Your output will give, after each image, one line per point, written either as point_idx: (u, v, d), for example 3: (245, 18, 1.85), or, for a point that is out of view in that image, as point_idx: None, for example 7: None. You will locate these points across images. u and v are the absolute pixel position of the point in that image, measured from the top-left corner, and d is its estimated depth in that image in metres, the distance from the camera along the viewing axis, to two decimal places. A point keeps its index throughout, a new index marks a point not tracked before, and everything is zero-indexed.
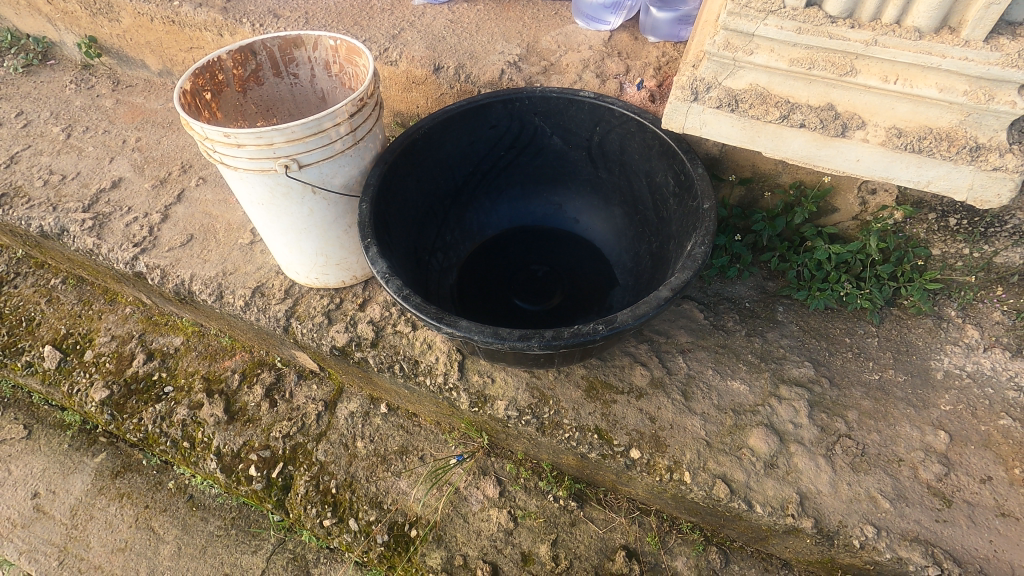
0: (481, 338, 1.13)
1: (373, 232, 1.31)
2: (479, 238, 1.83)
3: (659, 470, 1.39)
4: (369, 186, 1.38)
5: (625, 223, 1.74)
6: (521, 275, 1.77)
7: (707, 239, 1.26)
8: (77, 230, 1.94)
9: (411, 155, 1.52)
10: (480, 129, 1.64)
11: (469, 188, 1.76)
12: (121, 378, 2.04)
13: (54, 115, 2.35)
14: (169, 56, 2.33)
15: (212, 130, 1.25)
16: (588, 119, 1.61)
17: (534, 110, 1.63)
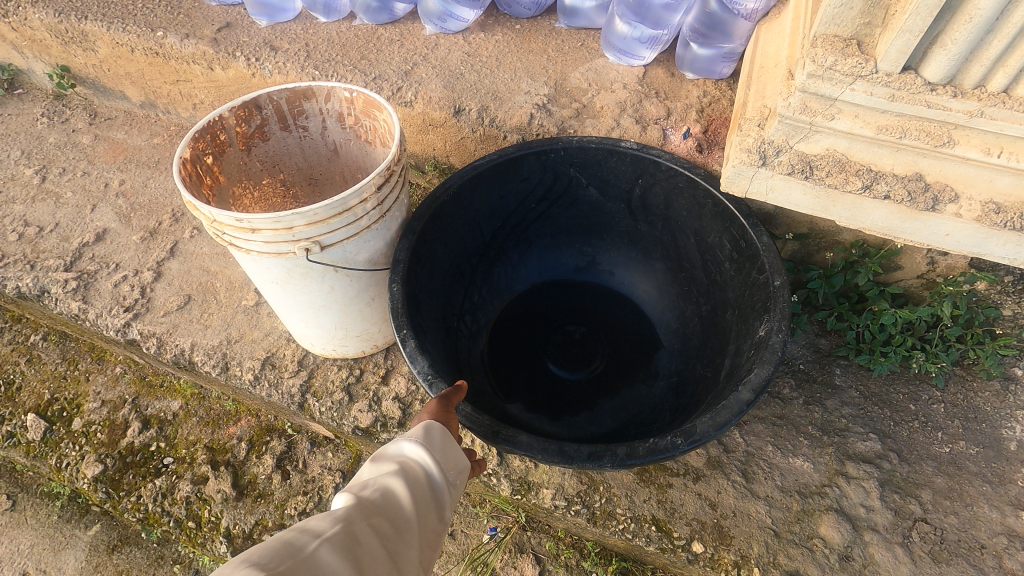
0: (544, 458, 0.99)
1: (408, 321, 1.14)
2: (508, 295, 1.69)
3: (724, 566, 1.28)
4: (399, 264, 1.21)
5: (668, 280, 1.62)
6: (556, 336, 1.63)
7: (784, 324, 1.12)
8: (60, 292, 1.75)
9: (439, 219, 1.35)
10: (512, 183, 1.48)
11: (498, 243, 1.61)
12: (115, 450, 1.87)
13: (25, 155, 2.14)
14: (152, 88, 2.13)
15: (221, 214, 1.08)
16: (630, 171, 1.46)
17: (570, 161, 1.47)
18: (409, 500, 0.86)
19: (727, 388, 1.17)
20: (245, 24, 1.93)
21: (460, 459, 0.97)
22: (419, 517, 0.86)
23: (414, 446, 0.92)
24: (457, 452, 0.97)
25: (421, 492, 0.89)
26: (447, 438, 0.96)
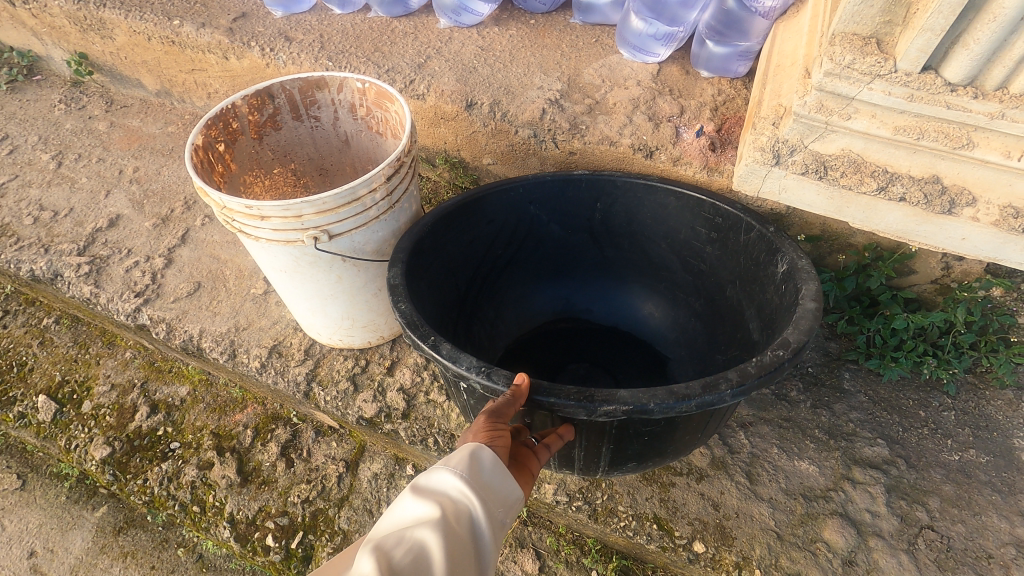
0: (659, 405, 0.93)
1: (432, 329, 1.05)
2: (493, 355, 1.56)
3: (726, 567, 1.27)
4: (399, 287, 1.12)
5: (650, 297, 1.62)
6: (563, 381, 1.54)
7: (800, 251, 1.16)
8: (72, 276, 1.78)
9: (422, 256, 1.27)
10: (479, 226, 1.42)
11: (472, 295, 1.50)
12: (123, 433, 1.89)
13: (42, 140, 2.16)
14: (168, 76, 2.14)
15: (232, 201, 1.09)
16: (588, 198, 1.47)
17: (529, 197, 1.45)
18: (449, 549, 0.79)
19: (776, 331, 1.15)
20: (261, 15, 1.94)
21: (505, 489, 0.91)
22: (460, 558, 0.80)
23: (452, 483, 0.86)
24: (502, 482, 0.90)
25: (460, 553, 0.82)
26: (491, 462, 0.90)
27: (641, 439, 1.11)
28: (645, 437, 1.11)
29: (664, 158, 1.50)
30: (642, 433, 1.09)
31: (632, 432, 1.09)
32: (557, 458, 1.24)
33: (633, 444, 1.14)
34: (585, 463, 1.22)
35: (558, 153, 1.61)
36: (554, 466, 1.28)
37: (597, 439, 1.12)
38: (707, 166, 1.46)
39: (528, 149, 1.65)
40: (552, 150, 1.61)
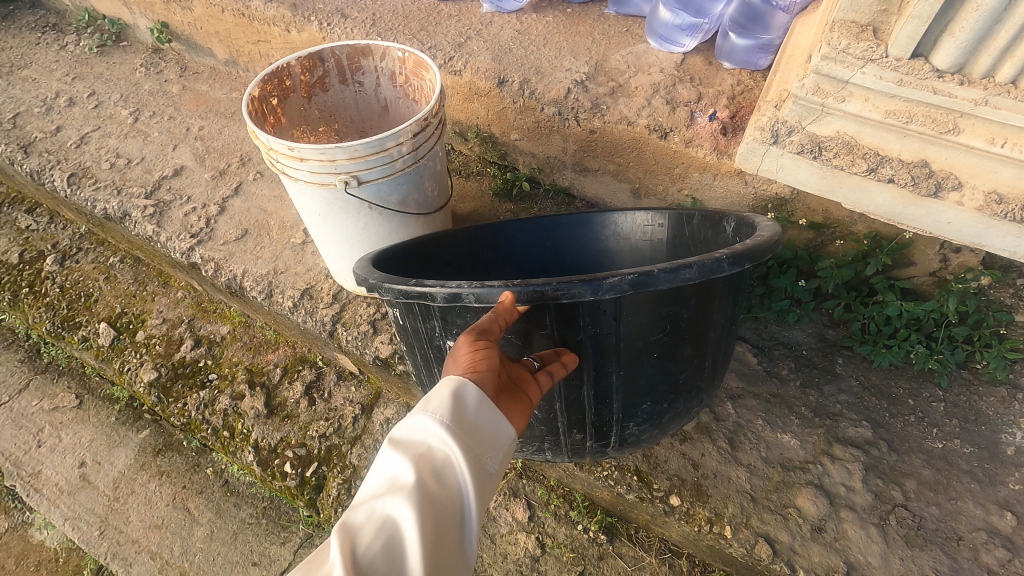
0: (665, 271, 0.91)
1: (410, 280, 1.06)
2: None
3: (698, 521, 1.36)
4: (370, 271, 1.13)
5: None
6: None
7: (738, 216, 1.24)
8: (139, 216, 2.00)
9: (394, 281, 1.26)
10: (438, 269, 1.43)
11: None
12: (169, 361, 2.10)
13: (123, 98, 2.42)
14: (236, 46, 2.36)
15: (277, 142, 1.25)
16: (538, 239, 1.52)
17: (482, 242, 1.50)
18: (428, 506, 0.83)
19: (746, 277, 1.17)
20: None
21: (489, 428, 0.92)
22: (443, 512, 0.84)
23: (433, 437, 0.88)
24: (486, 422, 0.91)
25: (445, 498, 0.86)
26: (474, 404, 0.90)
27: (651, 360, 1.11)
28: (654, 357, 1.11)
29: (677, 140, 1.59)
30: (650, 348, 1.09)
31: (636, 351, 1.09)
32: (567, 415, 1.21)
33: (643, 371, 1.13)
34: (598, 412, 1.19)
35: (579, 131, 1.72)
36: (563, 433, 1.25)
37: (604, 368, 1.11)
38: (717, 149, 1.54)
39: (553, 126, 1.76)
40: (574, 128, 1.72)
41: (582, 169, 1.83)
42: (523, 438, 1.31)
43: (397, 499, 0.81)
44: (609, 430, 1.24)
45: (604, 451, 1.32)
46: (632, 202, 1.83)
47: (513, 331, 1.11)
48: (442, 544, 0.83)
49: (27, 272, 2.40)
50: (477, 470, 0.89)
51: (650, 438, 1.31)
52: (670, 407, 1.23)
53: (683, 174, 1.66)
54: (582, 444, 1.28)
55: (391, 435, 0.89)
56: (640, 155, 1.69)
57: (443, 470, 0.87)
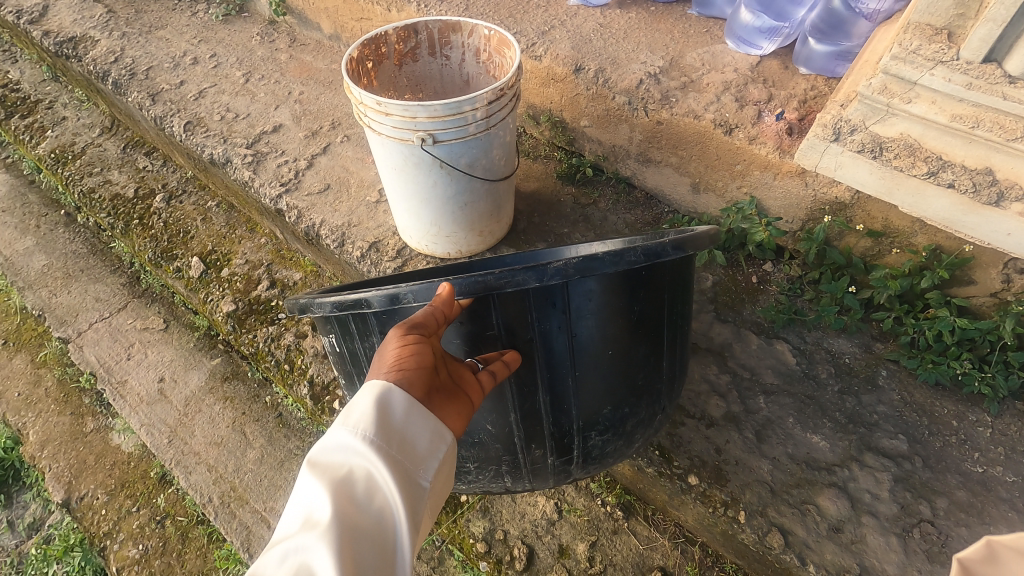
0: (609, 254, 0.99)
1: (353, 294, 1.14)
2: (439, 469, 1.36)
3: (713, 502, 1.39)
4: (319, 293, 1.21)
5: None
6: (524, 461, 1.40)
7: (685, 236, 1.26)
8: (239, 163, 2.23)
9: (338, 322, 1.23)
10: None
11: None
12: (247, 297, 2.32)
13: (239, 61, 2.69)
14: (341, 23, 2.59)
15: (368, 96, 1.40)
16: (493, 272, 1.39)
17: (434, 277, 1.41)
18: (355, 527, 0.85)
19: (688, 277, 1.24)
20: None
21: (416, 436, 0.95)
22: (371, 534, 0.86)
23: (357, 454, 0.89)
24: (411, 430, 0.94)
25: (373, 513, 0.88)
26: (397, 413, 0.93)
27: (606, 358, 1.15)
28: (610, 354, 1.15)
29: (741, 136, 1.63)
30: (607, 344, 1.14)
31: (591, 351, 1.13)
32: (524, 431, 1.20)
33: (599, 371, 1.16)
34: (557, 423, 1.20)
35: (647, 122, 1.79)
36: (522, 450, 1.23)
37: (560, 370, 1.14)
38: (780, 148, 1.58)
39: (621, 115, 1.84)
40: (642, 118, 1.79)
41: (645, 159, 1.89)
42: (478, 463, 1.28)
43: (319, 525, 0.82)
44: (570, 443, 1.23)
45: (567, 469, 1.31)
46: (691, 196, 1.87)
47: (459, 336, 1.12)
48: (375, 561, 0.85)
49: (139, 206, 2.70)
50: (404, 479, 0.92)
51: (614, 453, 1.31)
52: (632, 414, 1.25)
53: (743, 171, 1.69)
54: (542, 463, 1.27)
55: (309, 460, 0.89)
56: (704, 149, 1.74)
57: (369, 483, 0.89)
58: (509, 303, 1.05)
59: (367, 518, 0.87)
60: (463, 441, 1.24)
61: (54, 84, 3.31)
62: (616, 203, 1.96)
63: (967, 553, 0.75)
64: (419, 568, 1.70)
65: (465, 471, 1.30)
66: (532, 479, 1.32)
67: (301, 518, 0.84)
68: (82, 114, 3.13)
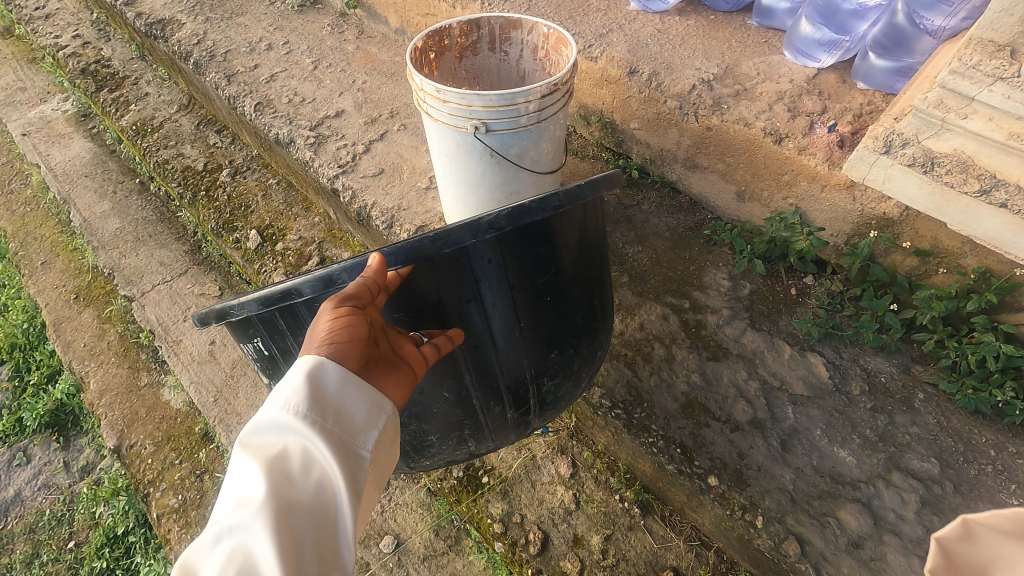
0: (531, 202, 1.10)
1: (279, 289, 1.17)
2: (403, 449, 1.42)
3: (731, 504, 1.40)
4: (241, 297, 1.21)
5: None
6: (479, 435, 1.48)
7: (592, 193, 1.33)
8: (302, 144, 2.37)
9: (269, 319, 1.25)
10: None
11: None
12: (297, 271, 2.44)
13: (309, 49, 2.84)
14: (407, 18, 2.71)
15: (427, 84, 1.48)
16: None
17: None
18: (292, 503, 0.91)
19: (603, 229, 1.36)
20: None
21: (350, 407, 1.00)
22: (310, 508, 0.92)
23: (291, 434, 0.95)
24: (345, 402, 0.99)
25: (311, 485, 0.94)
26: (328, 387, 0.97)
27: (546, 303, 1.29)
28: (548, 301, 1.29)
29: (790, 146, 1.63)
30: (543, 292, 1.27)
31: (531, 300, 1.26)
32: (480, 390, 1.33)
33: (540, 318, 1.30)
34: (510, 375, 1.33)
35: (696, 127, 1.81)
36: (480, 408, 1.36)
37: (507, 324, 1.26)
38: (829, 160, 1.58)
39: (672, 119, 1.86)
40: (692, 123, 1.81)
41: (692, 165, 1.91)
42: (441, 434, 1.38)
43: (254, 503, 0.88)
44: (527, 395, 1.38)
45: (526, 421, 1.45)
46: (735, 204, 1.88)
47: (403, 308, 1.21)
48: (314, 529, 0.91)
49: (207, 179, 2.87)
50: (340, 448, 0.97)
51: (565, 395, 1.47)
52: (576, 354, 1.40)
53: (791, 182, 1.70)
54: (503, 419, 1.40)
55: (243, 442, 0.94)
56: (752, 157, 1.74)
57: (306, 457, 0.95)
58: (442, 267, 1.14)
59: (304, 492, 0.93)
60: (419, 415, 1.34)
61: (141, 62, 3.56)
62: (659, 206, 1.98)
63: (945, 533, 0.76)
64: (436, 543, 1.75)
65: (430, 443, 1.40)
66: (496, 438, 1.45)
67: (239, 496, 0.90)
68: (162, 92, 3.36)
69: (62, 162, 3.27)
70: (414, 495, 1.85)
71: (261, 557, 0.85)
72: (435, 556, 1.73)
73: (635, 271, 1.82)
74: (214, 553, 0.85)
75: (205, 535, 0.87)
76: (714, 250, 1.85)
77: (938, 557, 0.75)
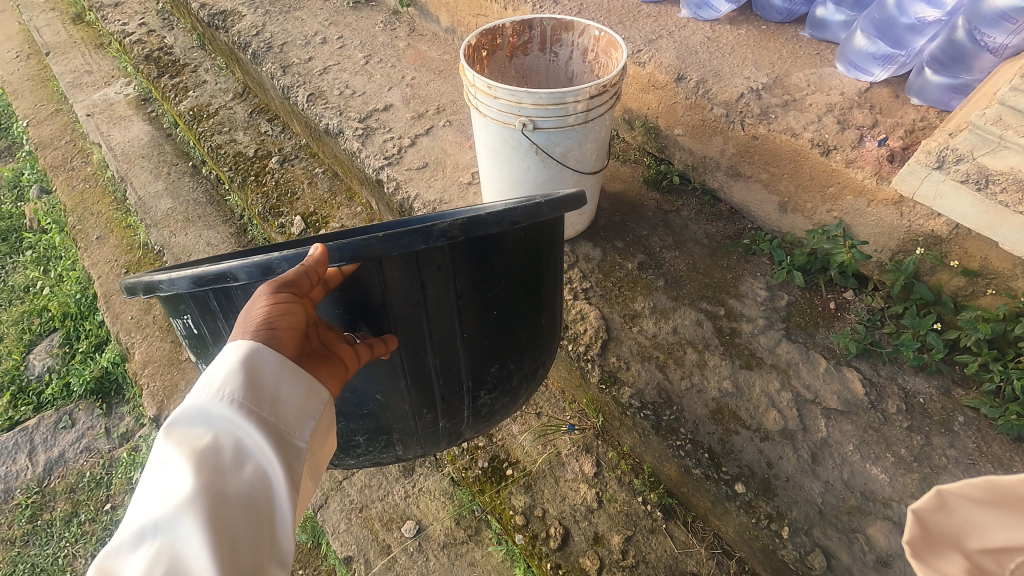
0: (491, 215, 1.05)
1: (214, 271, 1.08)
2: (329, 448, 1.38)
3: (758, 513, 1.39)
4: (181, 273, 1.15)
5: None
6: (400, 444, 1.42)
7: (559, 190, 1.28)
8: (351, 135, 2.44)
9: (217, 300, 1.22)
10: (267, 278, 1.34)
11: None
12: None
13: (362, 44, 2.93)
14: (458, 17, 2.77)
15: (479, 80, 1.52)
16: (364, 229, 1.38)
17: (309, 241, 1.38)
18: (224, 495, 0.88)
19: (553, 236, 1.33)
20: None
21: (287, 397, 0.98)
22: (243, 501, 0.90)
23: (222, 424, 0.92)
24: (283, 391, 0.97)
25: (245, 477, 0.91)
26: (265, 375, 0.95)
27: (492, 317, 1.25)
28: (495, 312, 1.26)
29: (838, 158, 1.63)
30: (490, 304, 1.24)
31: (478, 311, 1.23)
32: (412, 397, 1.29)
33: (484, 330, 1.27)
34: (448, 384, 1.30)
35: (742, 135, 1.82)
36: (412, 415, 1.33)
37: (448, 332, 1.23)
38: (878, 174, 1.57)
39: (717, 127, 1.87)
40: (738, 132, 1.81)
41: (735, 173, 1.91)
42: (368, 436, 1.34)
43: (180, 496, 0.85)
44: (459, 404, 1.35)
45: (458, 431, 1.44)
46: (777, 215, 1.87)
47: (341, 304, 1.14)
48: (249, 522, 0.90)
49: (256, 165, 2.98)
50: (277, 438, 0.96)
51: (501, 407, 1.47)
52: (516, 369, 1.40)
53: (836, 195, 1.69)
54: (434, 427, 1.37)
55: (167, 434, 0.90)
56: (798, 168, 1.74)
57: (238, 448, 0.92)
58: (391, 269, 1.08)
59: (239, 483, 0.90)
60: (352, 413, 1.30)
61: (200, 51, 3.72)
62: (699, 213, 1.98)
63: (921, 505, 0.92)
64: (456, 532, 1.77)
65: (356, 444, 1.36)
66: (424, 444, 1.42)
67: (163, 490, 0.86)
68: (219, 80, 3.50)
69: (122, 143, 3.43)
70: (438, 483, 1.87)
71: (191, 553, 0.82)
72: (454, 544, 1.75)
73: (671, 276, 1.82)
74: (137, 552, 0.82)
75: (125, 535, 0.83)
76: (752, 260, 1.84)
77: (915, 524, 0.91)
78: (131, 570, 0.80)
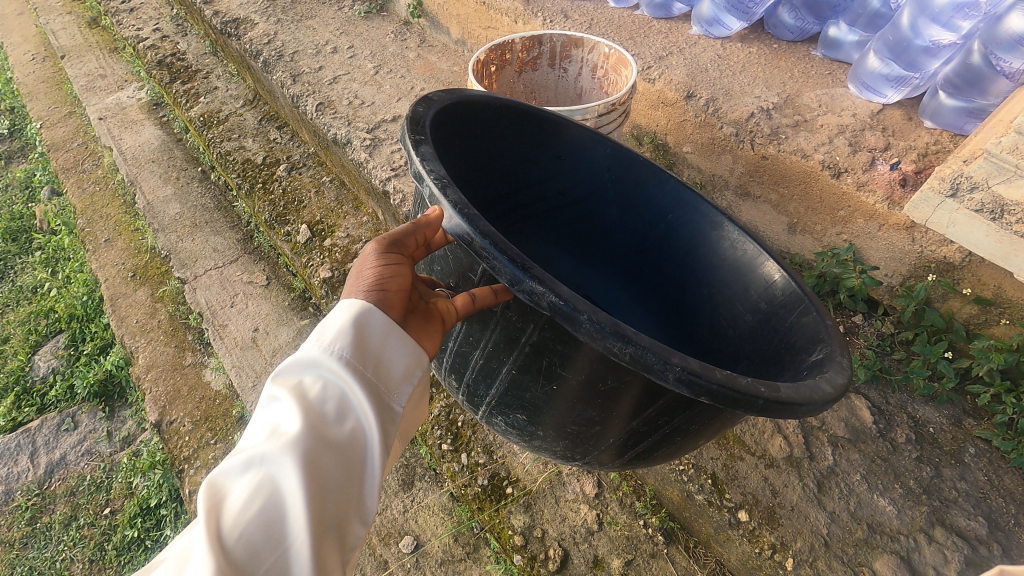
0: (589, 323, 0.83)
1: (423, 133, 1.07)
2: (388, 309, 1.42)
3: (761, 543, 1.34)
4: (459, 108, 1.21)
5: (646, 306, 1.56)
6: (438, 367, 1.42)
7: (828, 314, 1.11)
8: (358, 145, 2.44)
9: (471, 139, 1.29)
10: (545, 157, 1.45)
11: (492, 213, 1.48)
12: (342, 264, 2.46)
13: (372, 54, 2.94)
14: (469, 30, 2.79)
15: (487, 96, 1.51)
16: (665, 202, 1.42)
17: (608, 167, 1.46)
18: (324, 442, 0.88)
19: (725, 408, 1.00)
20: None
21: (392, 360, 0.96)
22: (340, 453, 0.89)
23: (330, 373, 0.91)
24: (388, 353, 0.95)
25: (346, 432, 0.91)
26: (376, 334, 0.94)
27: (546, 387, 1.07)
28: (551, 387, 1.07)
29: (849, 181, 1.61)
30: (551, 376, 1.05)
31: (536, 367, 1.06)
32: (451, 359, 1.24)
33: (536, 386, 1.10)
34: (476, 383, 1.21)
35: (751, 155, 1.80)
36: (444, 368, 1.29)
37: (501, 358, 1.11)
38: (890, 198, 1.55)
39: (726, 146, 1.85)
40: (747, 151, 1.79)
41: (744, 193, 1.89)
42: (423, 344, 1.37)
43: (287, 437, 0.85)
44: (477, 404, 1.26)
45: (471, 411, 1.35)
46: (786, 236, 1.85)
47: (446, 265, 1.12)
48: (344, 477, 0.89)
49: (264, 172, 2.99)
50: (377, 400, 0.94)
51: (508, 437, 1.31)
52: (541, 438, 1.21)
53: (846, 218, 1.67)
54: (454, 390, 1.32)
55: (280, 372, 0.91)
56: (808, 189, 1.72)
57: (341, 402, 0.92)
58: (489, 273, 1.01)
59: (339, 437, 0.90)
60: None
61: (213, 57, 3.76)
62: None
63: None
64: (454, 549, 1.74)
65: None
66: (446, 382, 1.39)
67: (272, 427, 0.87)
68: (230, 86, 3.53)
69: (132, 146, 3.45)
70: (437, 498, 1.86)
71: (290, 493, 0.83)
72: (452, 561, 1.72)
73: None
74: (242, 479, 0.83)
75: (234, 461, 0.84)
76: None
77: None
78: (236, 497, 0.82)
